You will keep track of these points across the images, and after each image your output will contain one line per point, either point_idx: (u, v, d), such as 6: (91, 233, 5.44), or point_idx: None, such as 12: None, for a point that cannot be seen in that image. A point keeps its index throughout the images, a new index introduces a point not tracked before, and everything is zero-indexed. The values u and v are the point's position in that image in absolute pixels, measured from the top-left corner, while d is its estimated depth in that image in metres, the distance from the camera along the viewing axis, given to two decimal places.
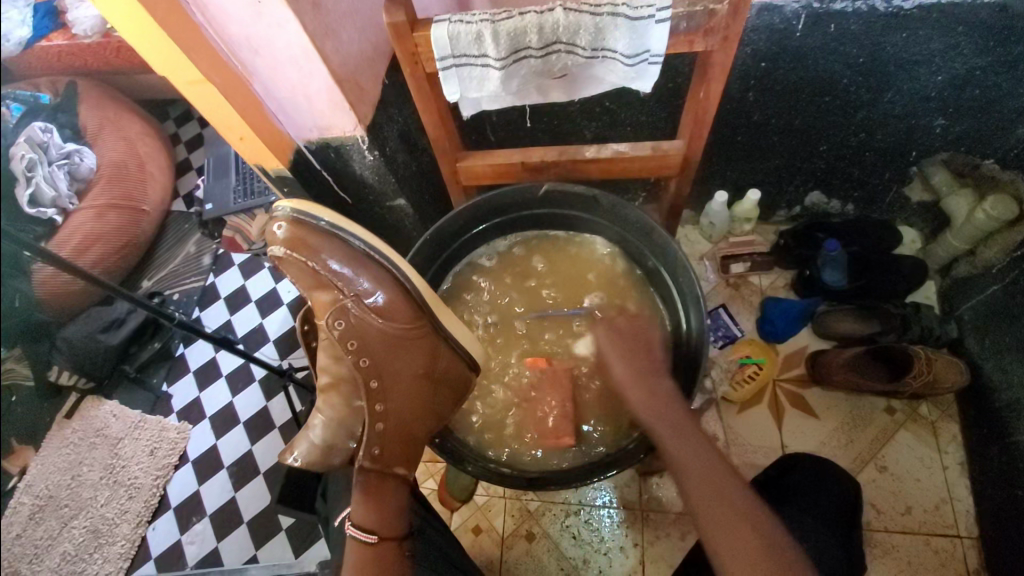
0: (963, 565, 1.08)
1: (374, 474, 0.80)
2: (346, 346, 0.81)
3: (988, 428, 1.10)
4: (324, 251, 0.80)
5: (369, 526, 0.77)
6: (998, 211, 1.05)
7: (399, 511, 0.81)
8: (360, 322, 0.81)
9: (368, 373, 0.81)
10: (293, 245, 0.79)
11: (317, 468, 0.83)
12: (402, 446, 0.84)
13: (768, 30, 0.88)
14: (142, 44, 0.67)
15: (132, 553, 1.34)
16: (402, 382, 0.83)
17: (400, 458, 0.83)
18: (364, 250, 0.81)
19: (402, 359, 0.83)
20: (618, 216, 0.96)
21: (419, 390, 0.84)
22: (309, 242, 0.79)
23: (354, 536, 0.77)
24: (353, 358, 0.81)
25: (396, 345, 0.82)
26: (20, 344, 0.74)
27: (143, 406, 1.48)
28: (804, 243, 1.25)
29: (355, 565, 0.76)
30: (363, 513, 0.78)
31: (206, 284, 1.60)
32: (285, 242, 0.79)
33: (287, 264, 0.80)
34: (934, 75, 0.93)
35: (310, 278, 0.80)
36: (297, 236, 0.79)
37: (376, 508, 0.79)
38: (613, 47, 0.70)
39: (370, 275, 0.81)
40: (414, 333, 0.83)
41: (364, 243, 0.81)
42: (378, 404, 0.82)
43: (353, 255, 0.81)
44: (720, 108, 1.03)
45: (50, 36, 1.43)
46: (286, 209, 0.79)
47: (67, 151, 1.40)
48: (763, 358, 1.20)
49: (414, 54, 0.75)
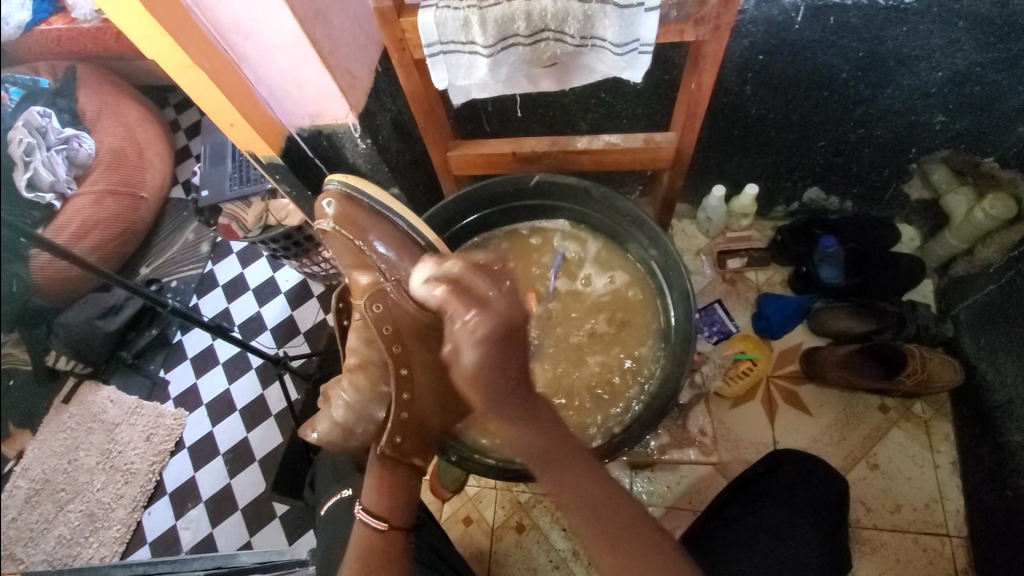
0: (952, 564, 1.08)
1: (389, 460, 0.80)
2: (380, 329, 0.80)
3: (981, 427, 1.09)
4: (371, 229, 0.80)
5: (378, 510, 0.78)
6: (997, 209, 1.04)
7: (408, 501, 0.80)
8: (398, 307, 0.80)
9: (399, 361, 0.80)
10: (343, 220, 0.80)
11: (336, 447, 0.84)
12: (417, 437, 0.82)
13: (766, 22, 0.87)
14: (129, 29, 0.66)
15: (127, 538, 1.34)
16: (428, 372, 0.82)
17: (414, 448, 0.82)
18: (409, 231, 0.82)
19: (431, 348, 0.82)
20: (610, 208, 0.95)
21: (442, 382, 0.83)
22: (360, 218, 0.80)
23: (364, 522, 0.77)
24: (388, 344, 0.80)
25: (429, 333, 0.81)
26: (18, 329, 0.74)
27: (140, 392, 1.48)
28: (801, 239, 1.24)
29: (359, 549, 0.75)
30: (374, 496, 0.79)
31: (204, 272, 1.60)
32: (335, 217, 0.80)
33: (334, 236, 0.81)
34: (934, 70, 0.91)
35: (354, 255, 0.81)
36: (347, 212, 0.80)
37: (388, 492, 0.79)
38: (603, 35, 0.69)
39: (413, 259, 0.81)
40: (447, 323, 0.81)
41: (409, 225, 0.82)
42: (404, 393, 0.81)
43: (398, 238, 0.81)
44: (718, 100, 1.02)
45: (50, 20, 1.47)
46: (338, 184, 0.81)
47: (67, 136, 1.32)
48: (757, 354, 1.20)
49: (401, 40, 0.75)
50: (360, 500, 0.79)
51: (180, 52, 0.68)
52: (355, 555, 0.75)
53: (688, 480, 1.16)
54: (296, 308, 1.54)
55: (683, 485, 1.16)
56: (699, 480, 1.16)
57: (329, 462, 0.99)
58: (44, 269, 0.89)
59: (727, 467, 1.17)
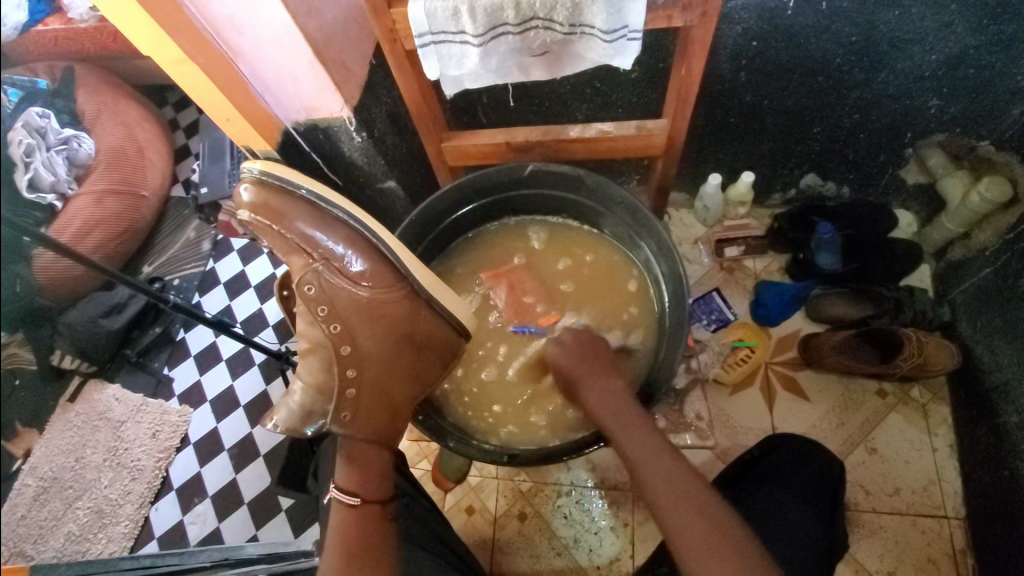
0: (950, 546, 1.09)
1: (355, 441, 0.84)
2: (317, 311, 0.82)
3: (978, 409, 1.09)
4: (293, 216, 0.78)
5: (353, 489, 0.81)
6: (992, 192, 1.04)
7: (384, 475, 0.85)
8: (334, 288, 0.81)
9: (340, 340, 0.82)
10: (261, 211, 0.78)
11: (297, 433, 0.85)
12: (372, 414, 0.84)
13: (758, 8, 0.87)
14: (123, 21, 0.66)
15: (135, 534, 1.36)
16: (371, 347, 0.84)
17: (370, 425, 0.84)
18: (342, 216, 0.80)
19: (374, 324, 0.83)
20: (604, 197, 0.96)
21: (387, 356, 0.85)
22: (275, 206, 0.78)
23: (336, 499, 0.81)
24: (324, 324, 0.82)
25: (368, 308, 0.82)
26: (23, 329, 0.75)
27: (146, 390, 1.49)
28: (799, 227, 1.24)
29: (339, 528, 0.79)
30: (344, 476, 0.82)
31: (206, 270, 1.61)
32: (251, 206, 0.77)
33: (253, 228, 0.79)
34: (929, 53, 0.91)
35: (280, 244, 0.80)
36: (260, 202, 0.77)
37: (358, 472, 0.82)
38: (591, 22, 0.70)
39: (342, 237, 0.80)
40: (389, 297, 0.83)
41: (341, 209, 0.80)
42: (350, 370, 0.83)
43: (325, 220, 0.79)
44: (712, 87, 1.02)
45: (48, 20, 1.43)
46: (254, 171, 0.78)
47: (65, 136, 1.43)
48: (755, 341, 1.21)
49: (392, 30, 0.76)
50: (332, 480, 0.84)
51: (174, 46, 0.68)
52: (335, 535, 0.79)
53: None
54: None
55: None
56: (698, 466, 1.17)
57: (330, 453, 1.00)
58: (47, 268, 0.89)
59: (726, 454, 1.18)
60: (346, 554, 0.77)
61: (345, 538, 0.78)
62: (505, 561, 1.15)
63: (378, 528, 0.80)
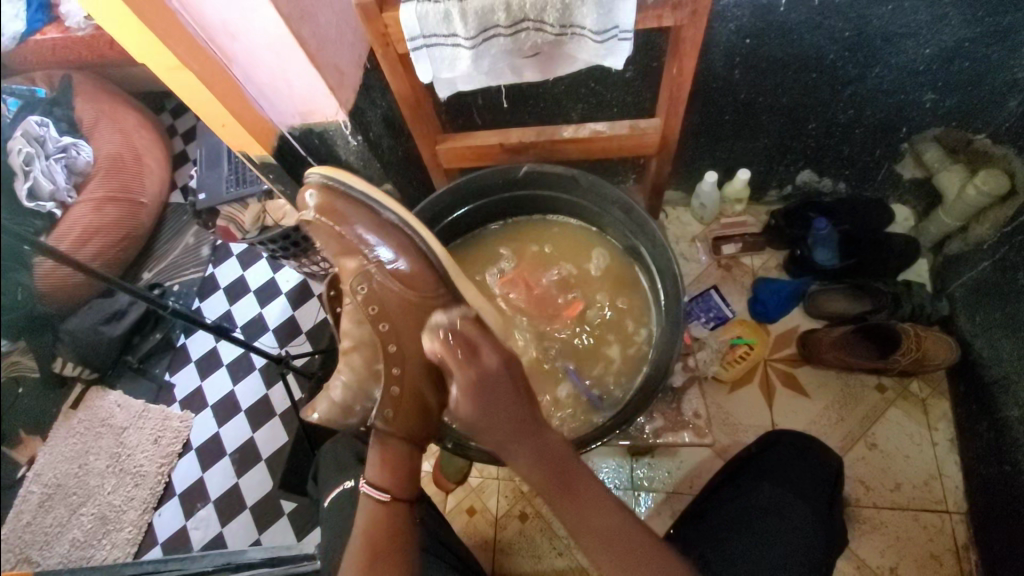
0: (952, 540, 1.09)
1: (394, 441, 0.80)
2: (367, 309, 0.82)
3: (979, 403, 1.09)
4: (353, 218, 0.81)
5: (383, 485, 0.79)
6: (988, 185, 1.04)
7: (411, 476, 0.81)
8: (385, 287, 0.81)
9: (387, 337, 0.82)
10: (324, 211, 0.82)
11: (336, 426, 0.86)
12: (413, 414, 0.81)
13: (750, 6, 0.88)
14: (117, 29, 0.66)
15: (140, 539, 1.36)
16: (416, 349, 0.82)
17: (411, 426, 0.81)
18: (395, 219, 0.81)
19: (420, 326, 0.81)
20: (598, 196, 0.96)
21: (431, 358, 0.83)
22: (339, 206, 0.81)
23: (368, 495, 0.78)
24: (374, 322, 0.82)
25: (414, 309, 0.81)
26: (24, 337, 0.75)
27: (147, 395, 1.49)
28: (795, 223, 1.24)
29: (361, 525, 0.76)
30: (374, 469, 0.79)
31: (206, 275, 1.62)
32: (317, 208, 0.82)
33: (317, 227, 0.83)
34: (922, 47, 0.92)
35: (335, 244, 0.83)
36: (324, 203, 0.82)
37: (390, 468, 0.79)
38: (582, 23, 0.70)
39: (396, 239, 0.81)
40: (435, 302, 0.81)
41: (394, 214, 0.81)
42: (395, 368, 0.82)
43: (380, 223, 0.81)
44: (707, 85, 1.03)
45: (44, 30, 1.42)
46: (317, 175, 0.81)
47: (64, 145, 1.42)
48: (753, 338, 1.21)
49: (385, 34, 0.77)
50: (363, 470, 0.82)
51: (170, 55, 0.69)
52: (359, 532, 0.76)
53: (688, 465, 1.17)
54: (296, 307, 1.56)
55: (683, 470, 1.18)
56: (699, 464, 1.17)
57: (331, 455, 1.00)
58: (48, 275, 0.90)
59: (726, 451, 1.18)
60: (368, 552, 0.74)
61: (370, 537, 0.75)
62: (508, 561, 1.15)
63: (399, 528, 0.77)
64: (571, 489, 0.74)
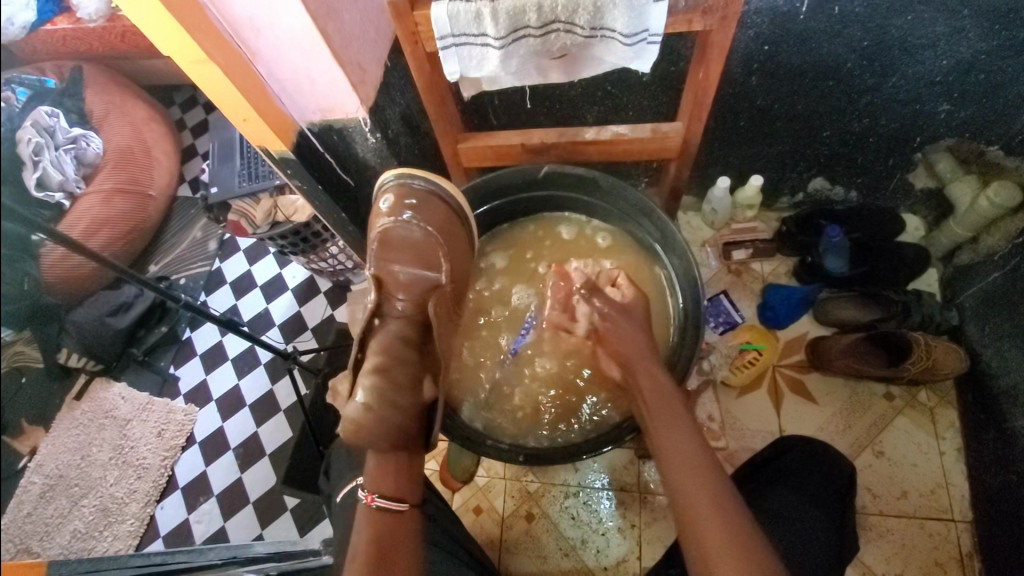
0: (957, 549, 1.09)
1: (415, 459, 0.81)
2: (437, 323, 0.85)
3: (987, 413, 1.10)
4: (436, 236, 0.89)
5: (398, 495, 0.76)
6: (1001, 197, 1.04)
7: (416, 482, 0.80)
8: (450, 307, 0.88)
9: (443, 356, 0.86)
10: (417, 216, 0.89)
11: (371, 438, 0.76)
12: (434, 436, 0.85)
13: (771, 13, 0.88)
14: (144, 21, 0.66)
15: (141, 532, 1.36)
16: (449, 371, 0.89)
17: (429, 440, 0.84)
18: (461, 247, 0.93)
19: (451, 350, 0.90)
20: (619, 199, 0.97)
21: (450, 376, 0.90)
22: (411, 203, 0.90)
23: (381, 508, 0.74)
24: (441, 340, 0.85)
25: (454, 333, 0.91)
26: (29, 327, 0.74)
27: (151, 389, 1.47)
28: (806, 229, 1.25)
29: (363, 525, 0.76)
30: (395, 483, 0.77)
31: (212, 269, 1.64)
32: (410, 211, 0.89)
33: (385, 230, 0.88)
34: (939, 58, 0.92)
35: (414, 254, 0.87)
36: (397, 202, 0.90)
37: (396, 476, 0.77)
38: (612, 25, 0.71)
39: (458, 230, 0.93)
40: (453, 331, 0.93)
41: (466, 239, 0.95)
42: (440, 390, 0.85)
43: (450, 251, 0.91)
44: (724, 90, 1.03)
45: (56, 21, 1.45)
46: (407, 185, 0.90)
47: (74, 135, 1.37)
48: (763, 343, 1.19)
49: (414, 32, 0.77)
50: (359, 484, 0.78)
51: (196, 48, 0.68)
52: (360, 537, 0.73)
53: None
54: (303, 304, 1.56)
55: None
56: None
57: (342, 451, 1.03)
58: (57, 266, 0.89)
59: (733, 456, 1.18)
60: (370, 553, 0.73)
61: (374, 536, 0.72)
62: (513, 561, 1.15)
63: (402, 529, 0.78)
64: (647, 378, 0.82)
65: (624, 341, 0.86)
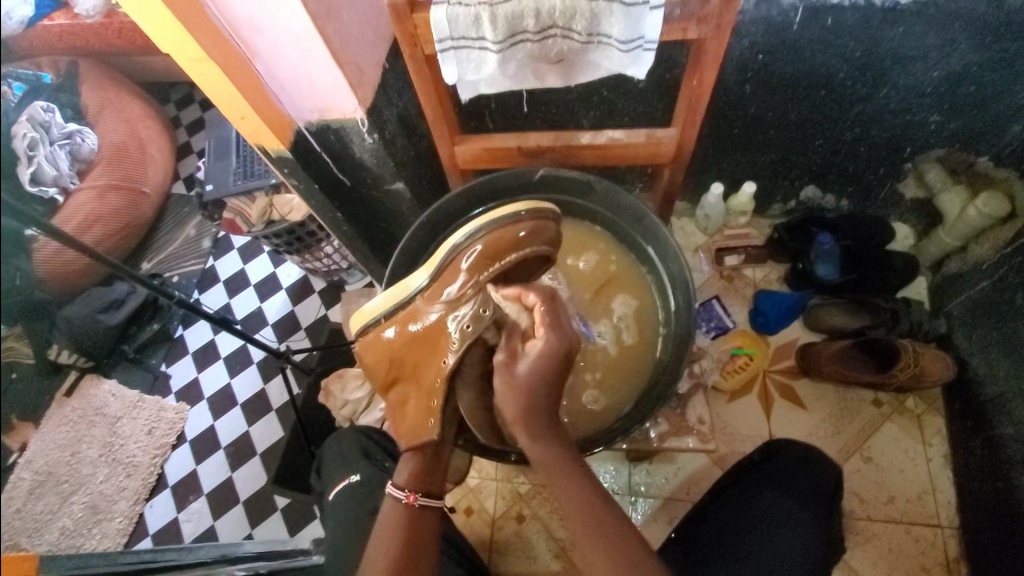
0: (944, 554, 1.10)
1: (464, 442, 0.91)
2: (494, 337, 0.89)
3: (974, 420, 1.11)
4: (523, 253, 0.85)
5: (436, 493, 0.77)
6: (989, 208, 1.06)
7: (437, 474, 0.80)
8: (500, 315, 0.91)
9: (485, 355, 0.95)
10: (509, 246, 0.83)
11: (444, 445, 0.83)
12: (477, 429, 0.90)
13: (765, 22, 0.89)
14: (139, 14, 0.66)
15: (129, 530, 1.35)
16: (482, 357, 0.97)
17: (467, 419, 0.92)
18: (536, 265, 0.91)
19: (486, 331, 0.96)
20: (613, 202, 0.98)
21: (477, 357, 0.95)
22: (524, 234, 0.83)
23: (425, 505, 0.75)
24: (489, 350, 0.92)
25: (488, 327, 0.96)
26: (22, 322, 0.74)
27: (143, 386, 1.41)
28: (798, 236, 1.26)
29: (386, 522, 0.74)
30: (436, 483, 0.78)
31: (206, 267, 1.62)
32: (496, 239, 0.83)
33: (491, 268, 0.83)
34: (930, 70, 0.94)
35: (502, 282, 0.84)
36: (505, 231, 0.83)
37: (420, 473, 0.78)
38: (608, 31, 0.72)
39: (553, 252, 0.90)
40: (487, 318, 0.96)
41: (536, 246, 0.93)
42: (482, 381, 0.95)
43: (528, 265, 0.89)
44: (718, 98, 1.04)
45: (53, 16, 1.44)
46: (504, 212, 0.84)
47: (69, 131, 1.35)
48: (754, 350, 1.23)
49: (413, 34, 0.78)
50: (391, 481, 0.77)
51: (196, 46, 0.69)
52: (383, 531, 0.73)
53: (685, 471, 1.19)
54: (297, 303, 1.56)
55: (680, 477, 1.19)
56: (696, 471, 1.18)
57: (334, 449, 1.04)
58: (53, 263, 0.89)
59: (723, 460, 1.19)
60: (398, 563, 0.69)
61: (397, 537, 0.72)
62: (503, 562, 1.16)
63: None
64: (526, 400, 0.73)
65: (532, 381, 0.73)
